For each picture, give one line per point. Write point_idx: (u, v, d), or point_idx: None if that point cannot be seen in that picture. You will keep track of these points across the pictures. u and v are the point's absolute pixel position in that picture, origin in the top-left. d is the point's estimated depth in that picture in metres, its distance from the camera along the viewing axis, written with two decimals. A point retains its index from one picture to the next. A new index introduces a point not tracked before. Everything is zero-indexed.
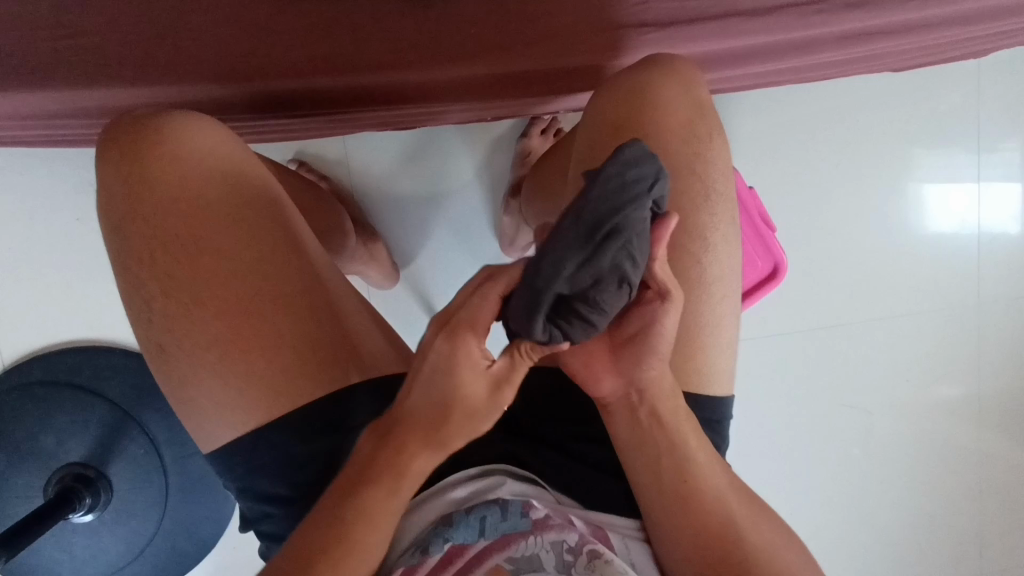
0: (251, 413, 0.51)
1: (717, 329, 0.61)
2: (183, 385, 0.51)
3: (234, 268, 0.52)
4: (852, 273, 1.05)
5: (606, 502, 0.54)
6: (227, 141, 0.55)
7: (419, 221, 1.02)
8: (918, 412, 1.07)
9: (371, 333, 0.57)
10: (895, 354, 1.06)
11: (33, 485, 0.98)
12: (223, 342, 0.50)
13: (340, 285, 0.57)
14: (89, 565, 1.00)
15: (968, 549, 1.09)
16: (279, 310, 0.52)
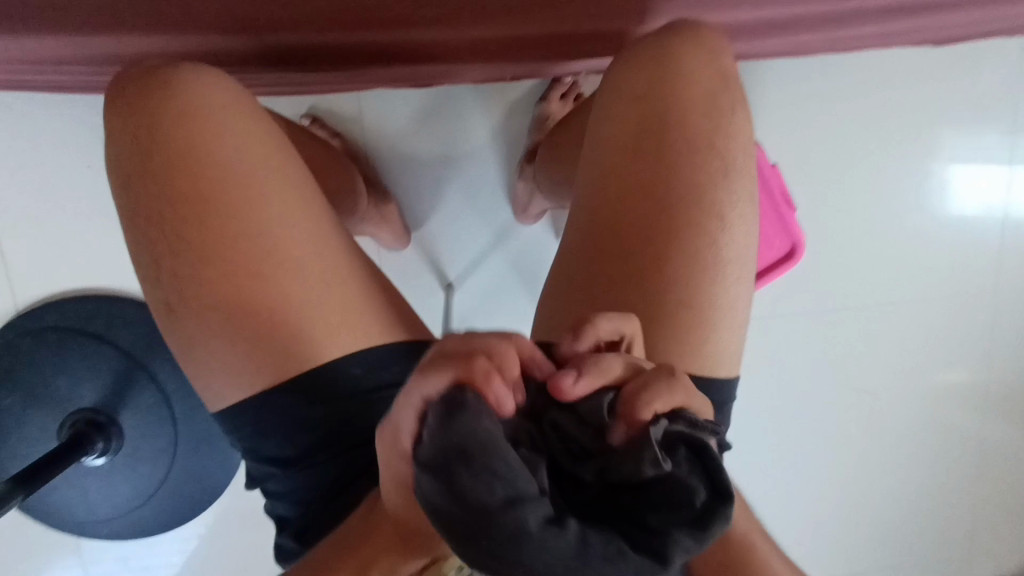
0: (259, 375, 0.51)
1: (729, 310, 0.59)
2: (191, 345, 0.51)
3: (241, 229, 0.51)
4: (869, 254, 1.03)
5: None
6: (236, 98, 0.54)
7: (432, 183, 1.01)
8: (924, 398, 1.06)
9: (376, 300, 0.57)
10: (906, 339, 1.05)
11: (46, 428, 1.00)
12: (232, 304, 0.50)
13: (347, 249, 0.57)
14: (102, 505, 1.03)
15: (957, 531, 1.10)
16: (288, 275, 0.51)
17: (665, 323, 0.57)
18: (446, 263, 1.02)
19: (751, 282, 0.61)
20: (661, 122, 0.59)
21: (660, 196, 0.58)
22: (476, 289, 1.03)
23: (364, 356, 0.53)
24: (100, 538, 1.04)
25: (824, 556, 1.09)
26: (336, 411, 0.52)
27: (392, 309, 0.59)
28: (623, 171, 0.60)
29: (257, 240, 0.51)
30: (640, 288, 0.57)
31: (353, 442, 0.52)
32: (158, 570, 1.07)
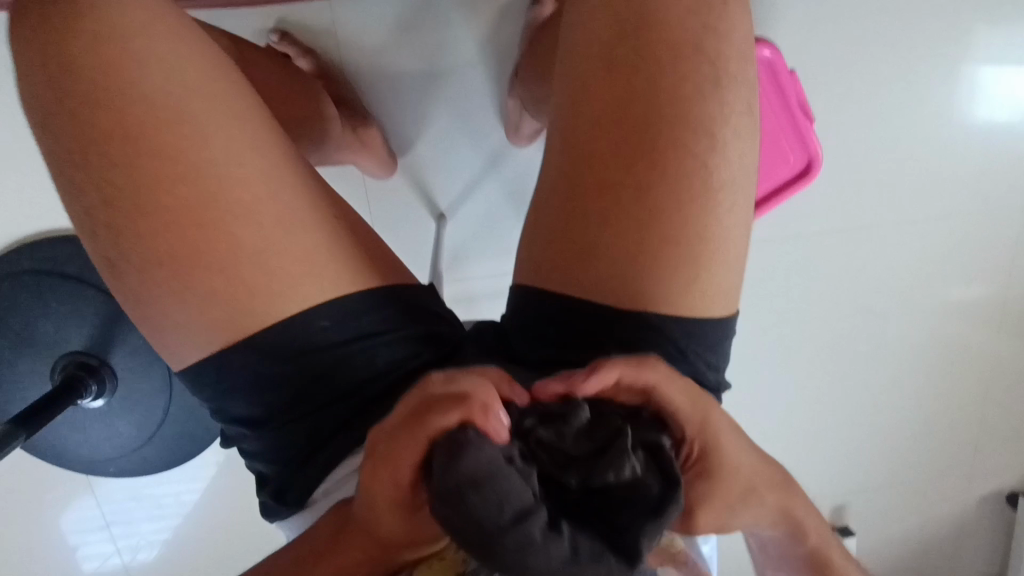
0: (215, 332, 0.46)
1: (725, 243, 0.53)
2: (138, 303, 0.46)
3: (178, 171, 0.45)
4: (890, 167, 0.95)
5: None
6: (162, 19, 0.47)
7: (416, 104, 0.92)
8: (939, 319, 1.02)
9: (343, 244, 0.52)
10: (925, 259, 0.99)
11: (37, 374, 0.98)
12: (177, 256, 0.45)
13: (303, 188, 0.51)
14: (103, 446, 1.02)
15: (961, 448, 1.09)
16: (238, 221, 0.46)
17: (655, 262, 0.52)
18: (436, 192, 0.95)
19: (749, 210, 0.54)
20: (638, 25, 0.52)
21: (645, 116, 0.51)
22: (469, 219, 0.96)
23: (331, 306, 0.49)
24: (108, 476, 1.04)
25: (825, 477, 1.09)
26: (300, 368, 0.48)
27: (363, 252, 0.54)
28: (608, 88, 0.53)
29: (197, 182, 0.45)
30: (622, 223, 0.52)
31: (324, 400, 0.50)
32: (168, 505, 1.09)
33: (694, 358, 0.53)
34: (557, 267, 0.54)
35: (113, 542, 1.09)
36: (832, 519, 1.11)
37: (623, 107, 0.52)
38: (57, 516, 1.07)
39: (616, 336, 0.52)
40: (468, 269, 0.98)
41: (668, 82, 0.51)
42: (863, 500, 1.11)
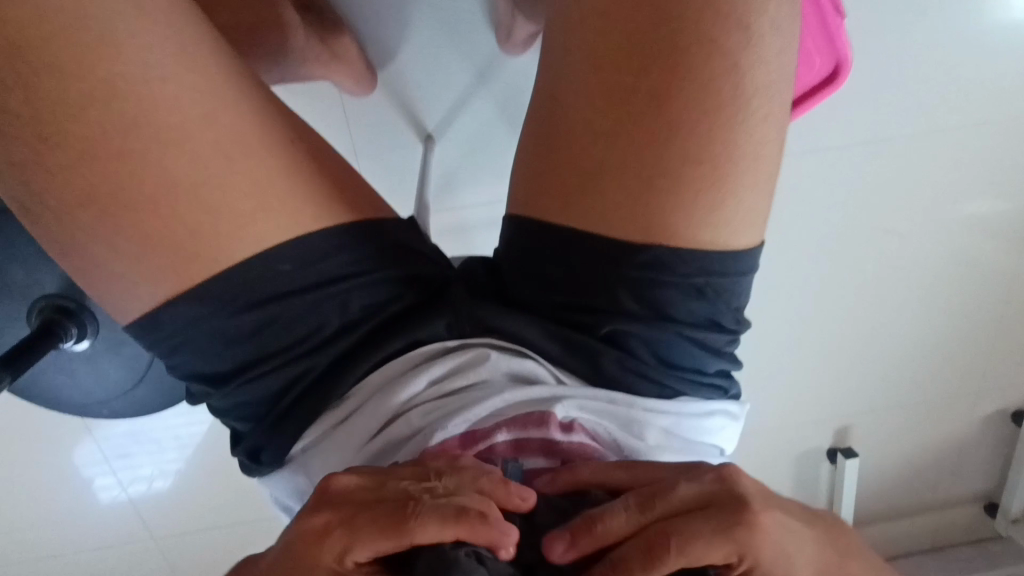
0: (159, 281, 0.41)
1: (756, 158, 0.46)
2: (67, 252, 0.40)
3: (91, 92, 0.38)
4: (933, 69, 0.83)
5: (616, 383, 0.46)
6: None
7: (395, 7, 0.81)
8: (972, 238, 0.94)
9: (305, 174, 0.45)
10: (964, 171, 0.90)
11: (13, 319, 0.90)
12: (103, 195, 0.39)
13: (254, 110, 0.43)
14: (95, 389, 0.97)
15: (976, 371, 1.06)
16: (172, 152, 0.39)
17: (672, 185, 0.45)
18: (419, 109, 0.86)
19: (784, 118, 0.47)
20: None
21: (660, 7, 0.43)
22: (459, 139, 0.88)
23: (295, 248, 0.43)
24: (102, 418, 1.01)
25: (834, 402, 1.06)
26: (267, 316, 0.43)
27: (330, 183, 0.47)
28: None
29: (115, 105, 0.38)
30: (634, 140, 0.45)
31: (297, 352, 0.44)
32: (168, 442, 1.07)
33: (716, 297, 0.47)
34: (560, 200, 0.47)
35: (116, 478, 1.08)
36: (836, 441, 1.09)
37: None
38: (56, 455, 1.05)
39: (626, 274, 0.45)
40: (458, 195, 0.91)
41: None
42: (869, 422, 1.09)
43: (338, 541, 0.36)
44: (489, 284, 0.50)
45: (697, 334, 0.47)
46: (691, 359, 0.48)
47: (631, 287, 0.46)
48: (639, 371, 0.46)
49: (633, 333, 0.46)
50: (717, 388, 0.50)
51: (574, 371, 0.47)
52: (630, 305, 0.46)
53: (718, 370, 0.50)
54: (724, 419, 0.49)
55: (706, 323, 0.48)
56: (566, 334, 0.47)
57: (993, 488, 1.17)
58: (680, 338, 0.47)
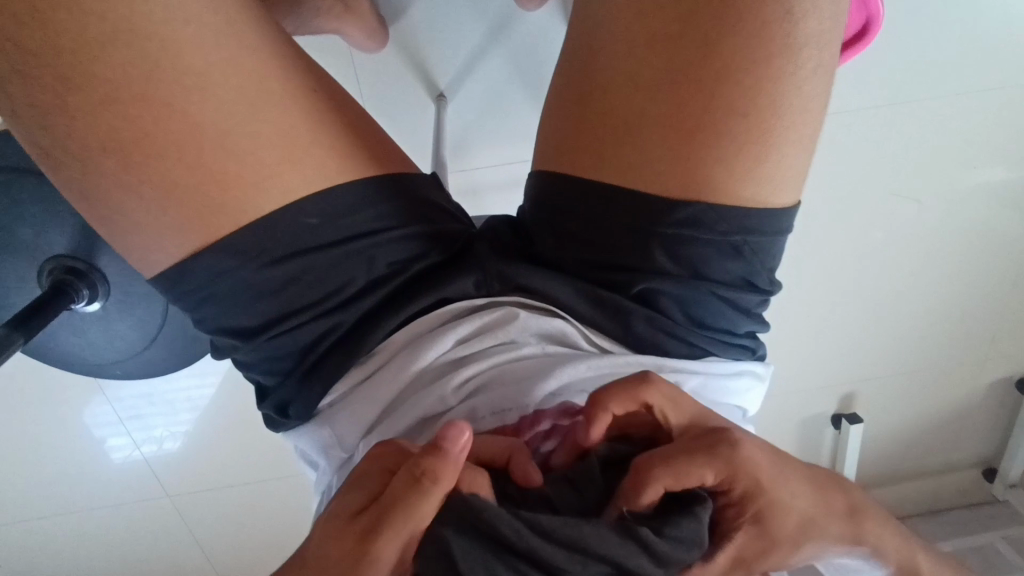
0: (184, 232, 0.40)
1: (797, 114, 0.44)
2: (90, 200, 0.39)
3: (112, 33, 0.36)
4: (967, 27, 0.80)
5: (645, 343, 0.46)
6: None
7: None
8: (998, 201, 0.92)
9: (331, 127, 0.44)
10: (995, 132, 0.87)
11: (24, 278, 0.89)
12: (127, 142, 0.37)
13: (277, 59, 0.42)
14: (106, 350, 0.97)
15: (987, 338, 1.05)
16: (196, 99, 0.38)
17: (709, 140, 0.43)
18: (432, 66, 0.84)
19: (828, 72, 0.45)
20: None
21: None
22: (471, 99, 0.86)
23: (321, 202, 0.42)
24: (116, 378, 1.01)
25: (842, 367, 1.06)
26: (293, 270, 0.42)
27: (354, 135, 0.45)
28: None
29: (135, 45, 0.36)
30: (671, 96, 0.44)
31: (325, 308, 0.44)
32: (181, 403, 1.07)
33: (751, 256, 0.46)
34: (591, 148, 0.46)
35: (130, 438, 1.09)
36: (842, 407, 1.10)
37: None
38: (68, 414, 1.06)
39: (660, 229, 0.44)
40: (470, 156, 0.89)
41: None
42: (876, 388, 1.09)
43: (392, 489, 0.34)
44: (514, 240, 0.49)
45: (731, 292, 0.46)
46: (721, 317, 0.47)
47: (665, 243, 0.44)
48: (670, 331, 0.46)
49: (665, 291, 0.45)
50: (746, 348, 0.50)
51: (603, 331, 0.46)
52: (664, 264, 0.45)
53: (747, 330, 0.49)
54: (751, 380, 0.49)
55: (739, 282, 0.47)
56: (597, 292, 0.46)
57: (994, 455, 1.19)
58: (712, 298, 0.46)
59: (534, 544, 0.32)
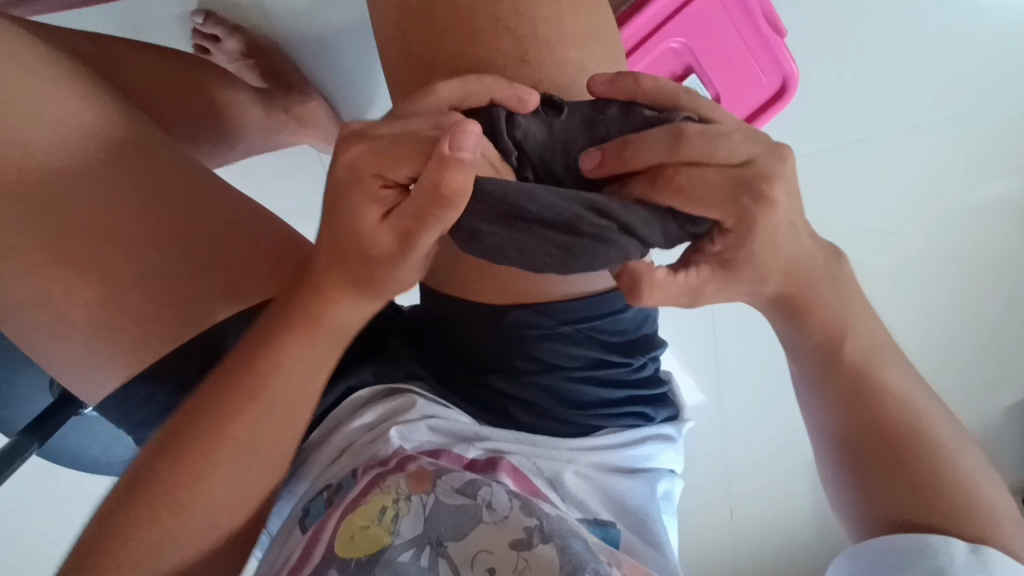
0: (118, 362, 0.50)
1: None
2: (38, 342, 0.50)
3: (64, 221, 0.48)
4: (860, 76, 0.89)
5: (516, 421, 0.56)
6: (33, 68, 0.49)
7: (357, 64, 0.93)
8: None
9: (240, 254, 0.54)
10: (921, 169, 0.92)
11: (37, 387, 0.99)
12: (59, 297, 0.48)
13: (195, 207, 0.53)
14: (119, 448, 1.04)
15: (994, 368, 1.02)
16: (120, 255, 0.49)
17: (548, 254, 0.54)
18: None
19: None
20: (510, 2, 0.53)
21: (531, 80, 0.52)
22: None
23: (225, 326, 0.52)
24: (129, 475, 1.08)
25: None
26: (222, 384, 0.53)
27: (267, 257, 0.55)
28: (464, 65, 0.53)
29: (79, 225, 0.48)
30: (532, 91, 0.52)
31: None
32: None
33: (620, 340, 0.57)
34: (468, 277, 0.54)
35: None
36: None
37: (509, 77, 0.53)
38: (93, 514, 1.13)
39: (502, 333, 0.54)
40: None
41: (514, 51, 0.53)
42: None
43: (387, 138, 0.42)
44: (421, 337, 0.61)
45: (590, 372, 0.56)
46: (595, 395, 0.56)
47: (518, 347, 0.54)
48: (534, 409, 0.55)
49: (526, 385, 0.55)
50: (640, 415, 0.59)
51: (482, 415, 0.56)
52: (519, 363, 0.55)
53: (631, 401, 0.58)
54: (646, 445, 0.58)
55: (594, 361, 0.56)
56: (473, 388, 0.56)
57: None
58: (571, 381, 0.55)
59: (548, 208, 0.43)
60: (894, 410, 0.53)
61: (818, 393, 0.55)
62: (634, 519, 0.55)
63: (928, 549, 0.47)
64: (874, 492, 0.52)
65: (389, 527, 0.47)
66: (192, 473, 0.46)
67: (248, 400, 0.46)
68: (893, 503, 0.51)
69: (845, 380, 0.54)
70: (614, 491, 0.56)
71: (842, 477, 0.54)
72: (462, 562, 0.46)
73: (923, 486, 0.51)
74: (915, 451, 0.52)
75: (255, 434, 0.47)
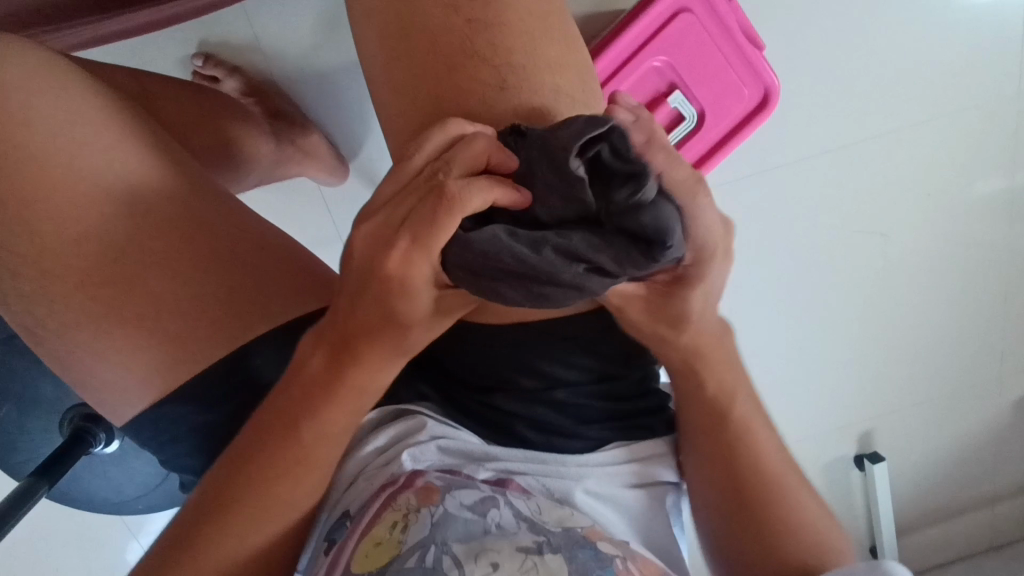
0: (149, 385, 0.50)
1: None
2: (69, 365, 0.50)
3: (94, 245, 0.48)
4: (824, 89, 0.97)
5: (522, 440, 0.56)
6: (72, 94, 0.50)
7: (350, 100, 0.97)
8: (914, 224, 1.03)
9: (273, 272, 0.54)
10: (887, 171, 1.01)
11: (48, 429, 0.99)
12: (96, 317, 0.49)
13: (227, 227, 0.53)
14: (128, 487, 1.03)
15: (967, 347, 1.11)
16: (156, 277, 0.50)
17: None
18: None
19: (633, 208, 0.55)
20: (494, 27, 0.56)
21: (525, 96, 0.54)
22: None
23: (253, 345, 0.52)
24: (138, 516, 1.07)
25: (823, 397, 1.13)
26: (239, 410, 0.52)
27: (295, 274, 0.55)
28: (459, 86, 0.55)
29: (113, 248, 0.49)
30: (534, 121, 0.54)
31: None
32: None
33: (618, 357, 0.56)
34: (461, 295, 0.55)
35: None
36: (860, 448, 1.15)
37: (503, 94, 0.55)
38: (103, 560, 1.11)
39: (500, 354, 0.54)
40: None
41: (516, 80, 0.55)
42: (892, 421, 1.15)
43: (424, 212, 0.41)
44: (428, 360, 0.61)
45: (590, 387, 0.56)
46: (598, 411, 0.57)
47: (518, 366, 0.54)
48: (539, 428, 0.56)
49: (530, 403, 0.55)
50: (645, 430, 0.59)
51: (490, 434, 0.57)
52: (523, 381, 0.55)
53: (633, 414, 0.59)
54: (650, 462, 0.58)
55: (594, 375, 0.56)
56: (481, 411, 0.57)
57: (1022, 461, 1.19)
58: (573, 397, 0.55)
59: (524, 256, 0.42)
60: (760, 466, 0.55)
61: (696, 447, 0.56)
62: (643, 532, 0.56)
63: (836, 573, 0.49)
64: (748, 539, 0.55)
65: (397, 538, 0.48)
66: (249, 534, 0.47)
67: (295, 462, 0.47)
68: (757, 547, 0.55)
69: (719, 441, 0.56)
70: (625, 506, 0.56)
71: (715, 522, 0.57)
72: (468, 557, 0.46)
73: (780, 534, 0.54)
74: (781, 502, 0.55)
75: (294, 484, 0.47)
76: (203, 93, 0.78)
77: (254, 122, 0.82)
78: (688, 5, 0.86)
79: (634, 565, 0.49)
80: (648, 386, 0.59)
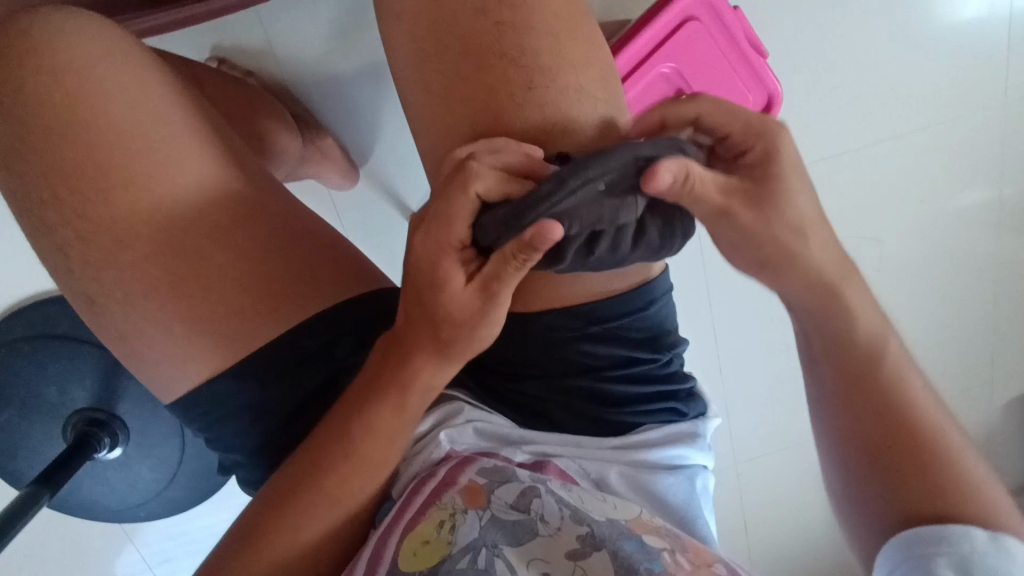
0: (204, 360, 0.52)
1: None
2: (124, 337, 0.51)
3: (160, 218, 0.50)
4: (824, 98, 1.01)
5: (557, 423, 0.58)
6: (141, 73, 0.53)
7: (362, 106, 0.98)
8: (904, 229, 1.07)
9: (320, 251, 0.57)
10: (882, 180, 1.05)
11: (49, 434, 0.97)
12: (158, 290, 0.50)
13: (280, 206, 0.56)
14: (130, 493, 1.01)
15: (959, 350, 1.14)
16: (219, 249, 0.52)
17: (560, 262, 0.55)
18: (402, 190, 1.01)
19: None
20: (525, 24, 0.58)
21: (554, 95, 0.57)
22: None
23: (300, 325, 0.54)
24: (138, 523, 1.04)
25: None
26: (283, 393, 0.54)
27: (338, 256, 0.58)
28: (492, 84, 0.56)
29: (178, 220, 0.51)
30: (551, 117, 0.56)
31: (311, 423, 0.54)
32: (204, 538, 1.10)
33: (647, 340, 0.59)
34: None
35: None
36: None
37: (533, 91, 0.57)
38: (101, 569, 1.08)
39: (536, 340, 0.56)
40: None
41: (538, 86, 0.57)
42: None
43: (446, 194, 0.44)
44: None
45: (620, 370, 0.58)
46: (630, 395, 0.58)
47: (553, 351, 0.56)
48: (573, 411, 0.57)
49: (564, 387, 0.57)
50: (673, 411, 0.60)
51: (525, 418, 0.58)
52: (556, 366, 0.57)
53: (662, 397, 0.60)
54: (683, 450, 0.58)
55: (624, 360, 0.58)
56: (515, 394, 0.58)
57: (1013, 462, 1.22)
58: (602, 381, 0.57)
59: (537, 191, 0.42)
60: (896, 407, 0.54)
61: (817, 380, 0.57)
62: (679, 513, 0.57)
63: (953, 535, 0.48)
64: (880, 489, 0.53)
65: (446, 537, 0.47)
66: (298, 531, 0.47)
67: (339, 440, 0.48)
68: (892, 496, 0.52)
69: (845, 372, 0.56)
70: (659, 489, 0.56)
71: (842, 475, 0.56)
72: (519, 564, 0.46)
73: (925, 483, 0.52)
74: (935, 463, 0.52)
75: (339, 463, 0.48)
76: (228, 86, 0.79)
77: (278, 120, 0.82)
78: (695, 14, 0.89)
79: (683, 559, 0.49)
80: (677, 368, 0.62)
